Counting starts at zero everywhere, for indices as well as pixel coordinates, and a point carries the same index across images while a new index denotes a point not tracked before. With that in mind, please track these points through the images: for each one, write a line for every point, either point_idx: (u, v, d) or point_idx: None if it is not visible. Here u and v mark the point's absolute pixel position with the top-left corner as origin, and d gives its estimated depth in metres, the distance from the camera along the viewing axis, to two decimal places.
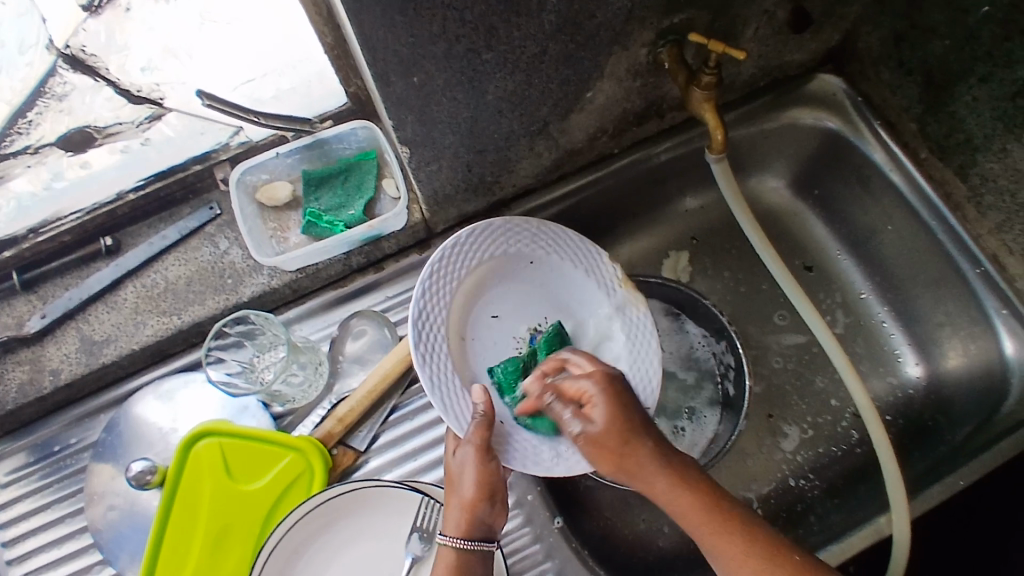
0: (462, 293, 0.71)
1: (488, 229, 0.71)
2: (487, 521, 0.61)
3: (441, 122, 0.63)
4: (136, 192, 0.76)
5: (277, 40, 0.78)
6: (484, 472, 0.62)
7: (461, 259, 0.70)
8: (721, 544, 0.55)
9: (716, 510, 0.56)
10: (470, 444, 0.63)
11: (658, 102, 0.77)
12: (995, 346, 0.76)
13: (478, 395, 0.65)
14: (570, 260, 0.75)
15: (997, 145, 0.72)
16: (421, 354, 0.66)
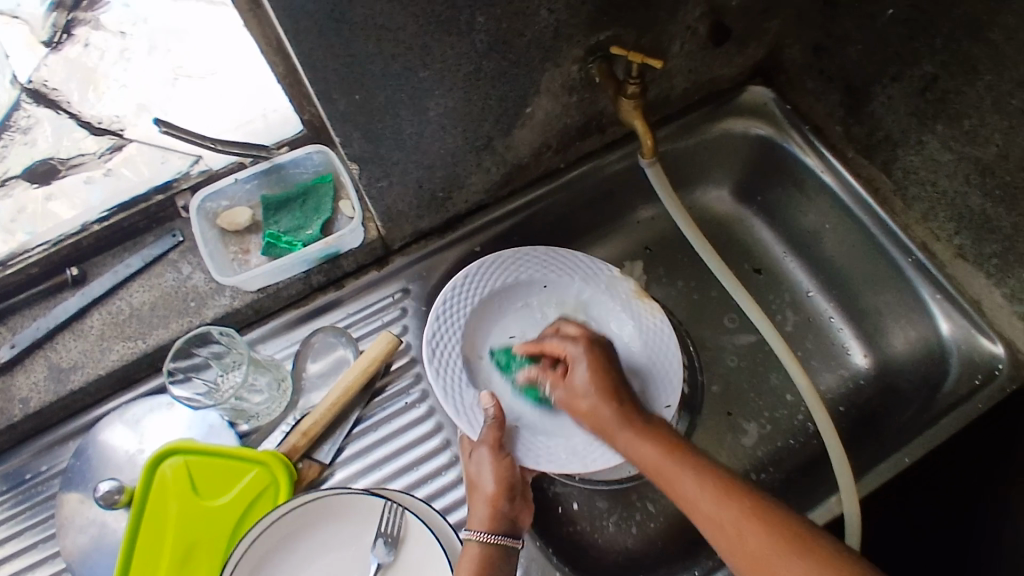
0: (478, 318, 0.79)
1: (499, 261, 0.80)
2: (510, 516, 0.66)
3: (387, 139, 0.65)
4: (101, 223, 0.78)
5: (235, 79, 0.84)
6: (501, 469, 0.68)
7: (474, 288, 0.79)
8: (701, 489, 0.59)
9: (697, 463, 0.61)
10: (484, 446, 0.70)
11: (598, 117, 0.81)
12: (932, 327, 0.82)
13: (487, 400, 0.71)
14: (581, 280, 0.81)
15: (914, 139, 0.78)
16: (432, 369, 0.74)
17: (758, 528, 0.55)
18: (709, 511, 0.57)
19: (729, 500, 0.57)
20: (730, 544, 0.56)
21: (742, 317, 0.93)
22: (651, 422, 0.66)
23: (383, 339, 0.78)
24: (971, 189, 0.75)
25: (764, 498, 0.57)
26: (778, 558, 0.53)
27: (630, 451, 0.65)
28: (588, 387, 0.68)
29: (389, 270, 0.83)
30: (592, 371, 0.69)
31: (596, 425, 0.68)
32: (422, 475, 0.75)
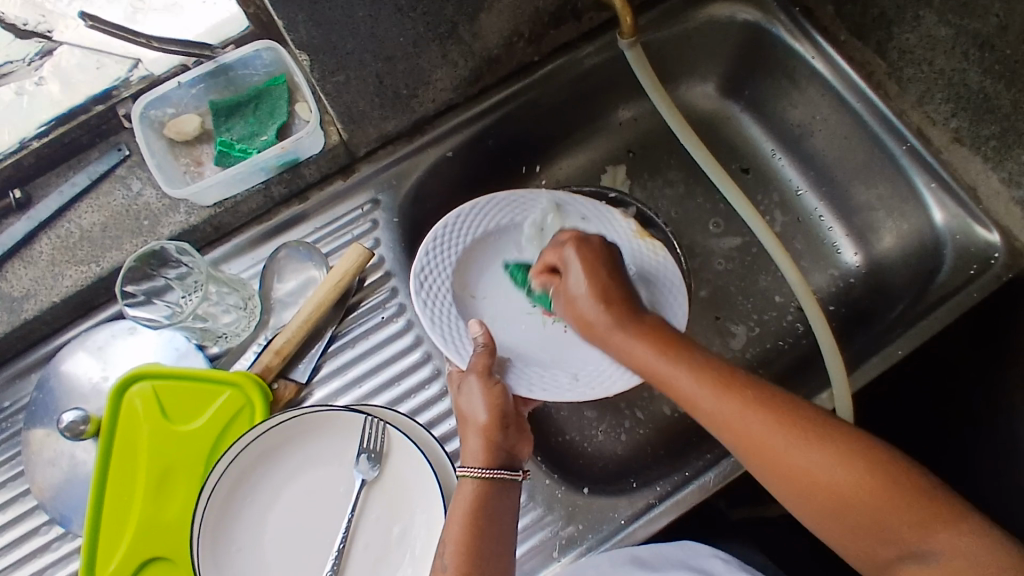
0: (470, 258, 0.75)
1: (493, 201, 0.76)
2: (505, 447, 0.62)
3: (338, 22, 0.59)
4: (40, 140, 0.72)
5: None
6: (492, 396, 0.63)
7: (466, 227, 0.75)
8: (697, 383, 0.58)
9: (695, 357, 0.60)
10: (473, 373, 0.65)
11: (572, 1, 0.74)
12: (926, 218, 0.78)
13: (476, 328, 0.68)
14: (584, 222, 0.76)
15: (909, 14, 0.72)
16: (420, 301, 0.70)
17: (760, 420, 0.55)
18: (711, 408, 0.57)
19: (728, 394, 0.56)
20: (734, 437, 0.56)
21: (730, 217, 0.90)
22: (644, 320, 0.64)
23: (354, 252, 0.73)
24: (970, 64, 0.70)
25: (761, 387, 0.57)
26: (787, 446, 0.53)
27: (623, 353, 0.64)
28: (579, 289, 0.65)
29: (356, 180, 0.78)
30: (587, 271, 0.65)
31: (588, 329, 0.66)
32: (404, 390, 0.73)
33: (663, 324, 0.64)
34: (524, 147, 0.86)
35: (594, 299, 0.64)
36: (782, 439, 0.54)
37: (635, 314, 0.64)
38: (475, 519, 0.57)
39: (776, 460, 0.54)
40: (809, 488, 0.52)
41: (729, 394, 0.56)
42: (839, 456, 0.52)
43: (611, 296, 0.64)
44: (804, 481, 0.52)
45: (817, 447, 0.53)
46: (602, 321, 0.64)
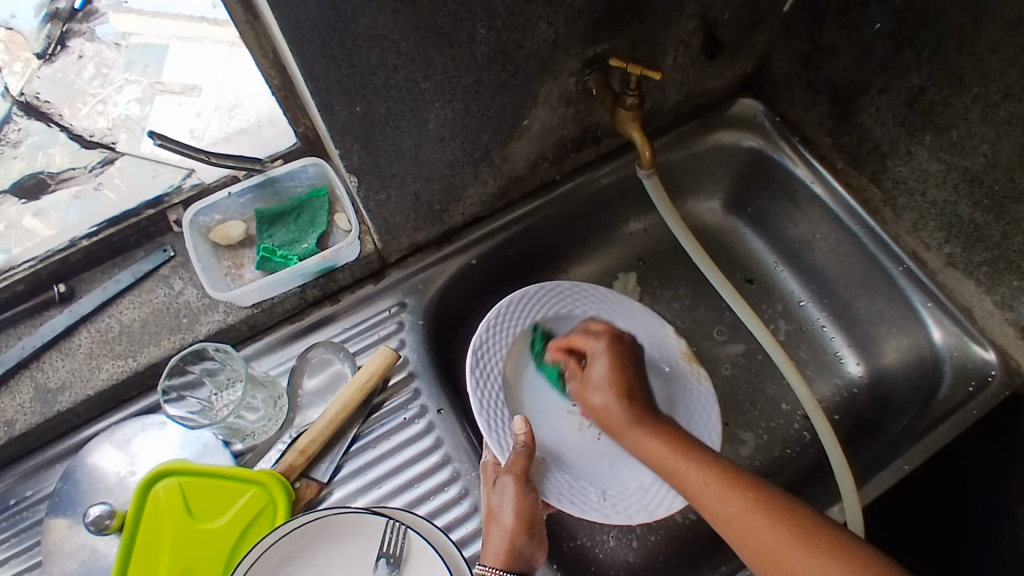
0: (525, 341, 0.79)
1: (556, 291, 0.81)
2: (525, 553, 0.64)
3: (387, 151, 0.65)
4: (90, 238, 0.76)
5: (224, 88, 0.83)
6: (524, 502, 0.66)
7: (526, 311, 0.79)
8: (705, 480, 0.61)
9: (706, 458, 0.63)
10: (510, 475, 0.67)
11: (593, 129, 0.81)
12: (925, 335, 0.82)
13: (520, 426, 0.69)
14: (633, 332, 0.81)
15: (903, 149, 0.79)
16: (473, 380, 0.74)
17: (763, 522, 0.56)
18: (715, 503, 0.59)
19: (732, 492, 0.59)
20: (737, 535, 0.58)
21: (736, 326, 0.93)
22: (661, 423, 0.68)
23: (382, 354, 0.77)
24: (959, 199, 0.76)
25: (767, 488, 0.59)
26: (788, 547, 0.55)
27: (638, 450, 0.68)
28: (602, 382, 0.71)
29: (385, 284, 0.82)
30: (610, 365, 0.71)
31: (605, 421, 0.70)
32: (423, 492, 0.74)
33: (683, 430, 0.68)
34: (542, 255, 0.91)
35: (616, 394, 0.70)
36: (785, 539, 0.55)
37: (653, 414, 0.69)
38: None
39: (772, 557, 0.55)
40: None
41: (734, 488, 0.59)
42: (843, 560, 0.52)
43: (631, 393, 0.70)
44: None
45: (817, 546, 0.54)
46: (618, 414, 0.69)
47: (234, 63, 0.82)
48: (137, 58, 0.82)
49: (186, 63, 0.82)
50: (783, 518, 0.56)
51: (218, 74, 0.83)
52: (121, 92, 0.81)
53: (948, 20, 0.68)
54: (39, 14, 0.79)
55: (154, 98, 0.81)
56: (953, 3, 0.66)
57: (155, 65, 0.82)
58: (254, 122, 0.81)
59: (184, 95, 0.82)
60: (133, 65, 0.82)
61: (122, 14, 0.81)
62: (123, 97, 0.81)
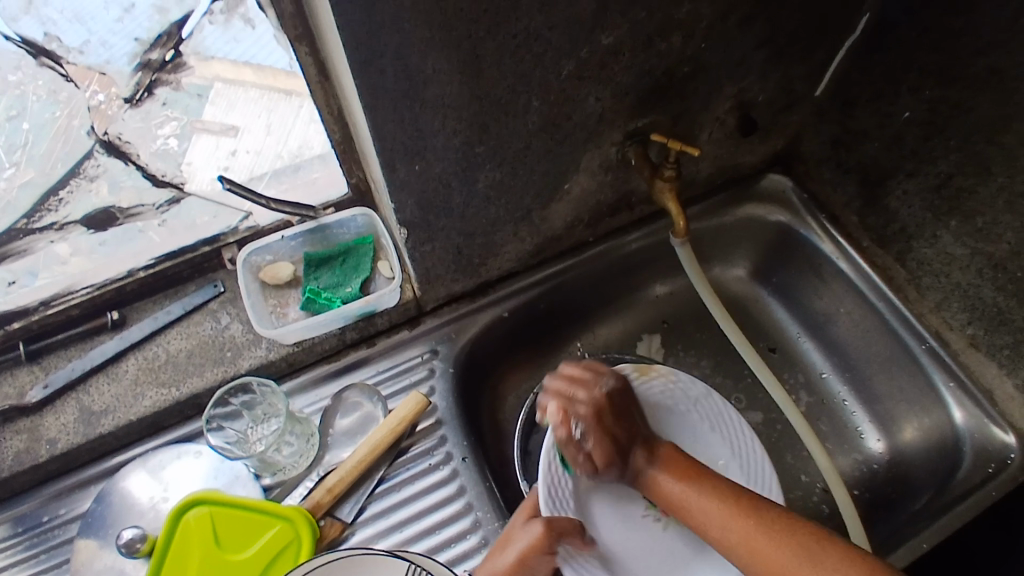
0: None
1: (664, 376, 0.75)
2: None
3: (437, 206, 0.69)
4: (146, 270, 0.80)
5: (286, 134, 0.83)
6: (533, 555, 0.62)
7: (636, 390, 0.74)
8: (712, 511, 0.62)
9: (714, 482, 0.64)
10: (542, 522, 0.64)
11: (628, 196, 0.85)
12: (946, 416, 0.83)
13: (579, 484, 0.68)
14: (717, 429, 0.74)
15: (928, 232, 0.82)
16: (545, 431, 0.70)
17: (774, 546, 0.58)
18: (720, 525, 0.61)
19: (739, 518, 0.60)
20: (743, 556, 0.60)
21: (756, 393, 0.94)
22: (665, 452, 0.67)
23: (412, 399, 0.79)
24: (983, 282, 0.79)
25: (768, 508, 0.61)
26: (801, 569, 0.57)
27: (642, 482, 0.67)
28: (600, 448, 0.66)
29: (419, 331, 0.85)
30: (597, 435, 0.66)
31: (618, 471, 0.68)
32: (445, 538, 0.75)
33: (682, 451, 0.68)
34: (571, 312, 0.93)
35: (625, 448, 0.67)
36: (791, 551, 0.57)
37: (650, 445, 0.68)
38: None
39: None
40: None
41: (742, 511, 0.61)
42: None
43: (627, 441, 0.67)
44: None
45: (826, 563, 0.56)
46: (636, 463, 0.67)
47: (277, 108, 0.81)
48: (181, 100, 0.78)
49: (229, 103, 0.81)
50: (786, 538, 0.58)
51: (258, 117, 0.82)
52: (161, 126, 0.78)
53: (977, 113, 0.72)
54: (131, 61, 0.73)
55: (192, 135, 0.80)
56: (978, 98, 0.71)
57: (197, 105, 0.79)
58: (293, 169, 0.84)
59: (222, 134, 0.81)
60: (174, 102, 0.78)
61: (200, 61, 0.75)
62: (163, 132, 0.79)
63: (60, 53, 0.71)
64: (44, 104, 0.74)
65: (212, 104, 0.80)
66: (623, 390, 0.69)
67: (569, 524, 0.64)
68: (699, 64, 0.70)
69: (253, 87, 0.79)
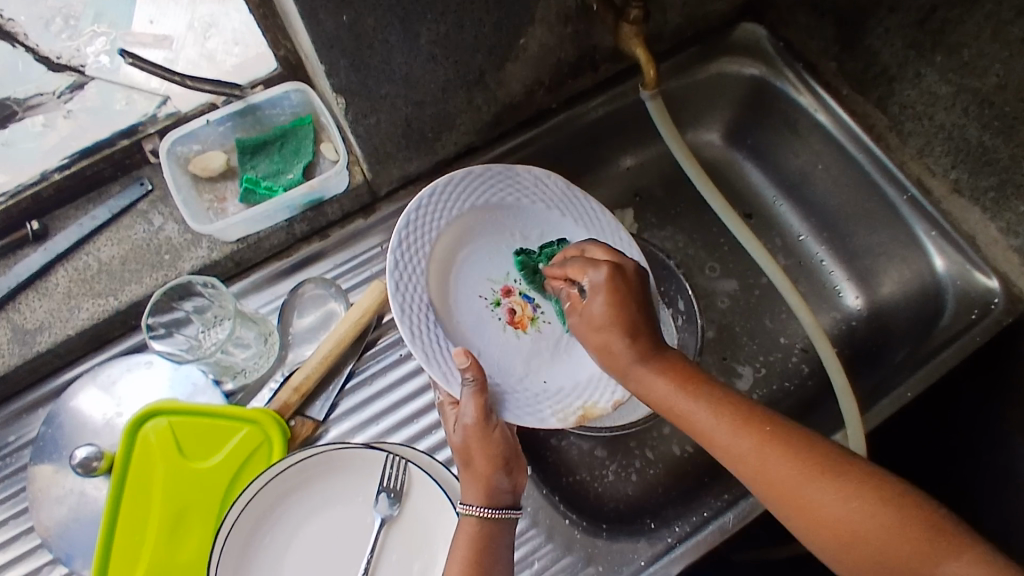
0: (445, 244, 0.72)
1: (471, 176, 0.73)
2: (510, 488, 0.61)
3: (376, 69, 0.61)
4: (62, 172, 0.72)
5: (220, 30, 0.77)
6: (490, 442, 0.61)
7: (443, 208, 0.71)
8: (716, 420, 0.58)
9: (717, 395, 0.59)
10: (472, 417, 0.62)
11: (591, 52, 0.77)
12: (927, 265, 0.80)
13: (461, 360, 0.62)
14: (506, 213, 0.75)
15: (912, 73, 0.77)
16: (392, 282, 0.66)
17: (785, 459, 0.55)
18: (727, 443, 0.57)
19: (749, 429, 0.57)
20: (753, 471, 0.56)
21: (731, 261, 0.91)
22: (667, 354, 0.62)
23: (376, 289, 0.74)
24: (969, 121, 0.74)
25: (780, 420, 0.58)
26: (819, 490, 0.54)
27: (646, 394, 0.62)
28: (601, 319, 0.62)
29: (375, 218, 0.79)
30: (609, 302, 0.62)
31: (604, 357, 0.63)
32: (424, 426, 0.73)
33: (687, 359, 0.63)
34: None
35: (619, 331, 0.62)
36: (822, 489, 0.54)
37: (656, 345, 0.62)
38: (477, 562, 0.58)
39: (803, 502, 0.54)
40: (831, 529, 0.53)
41: (752, 435, 0.57)
42: (853, 494, 0.53)
43: (637, 332, 0.62)
44: (830, 525, 0.53)
45: (851, 497, 0.53)
46: (620, 349, 0.62)
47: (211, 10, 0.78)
48: (106, 8, 0.76)
49: (158, 12, 0.77)
50: (806, 456, 0.55)
51: (186, 20, 0.78)
52: (90, 45, 0.76)
53: None
54: None
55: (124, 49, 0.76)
56: None
57: (126, 16, 0.77)
58: (223, 48, 0.77)
59: (156, 46, 0.77)
60: (101, 16, 0.76)
61: None
62: (94, 50, 0.76)
63: None
64: None
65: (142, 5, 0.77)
66: (643, 280, 0.65)
67: (470, 359, 0.62)
68: None
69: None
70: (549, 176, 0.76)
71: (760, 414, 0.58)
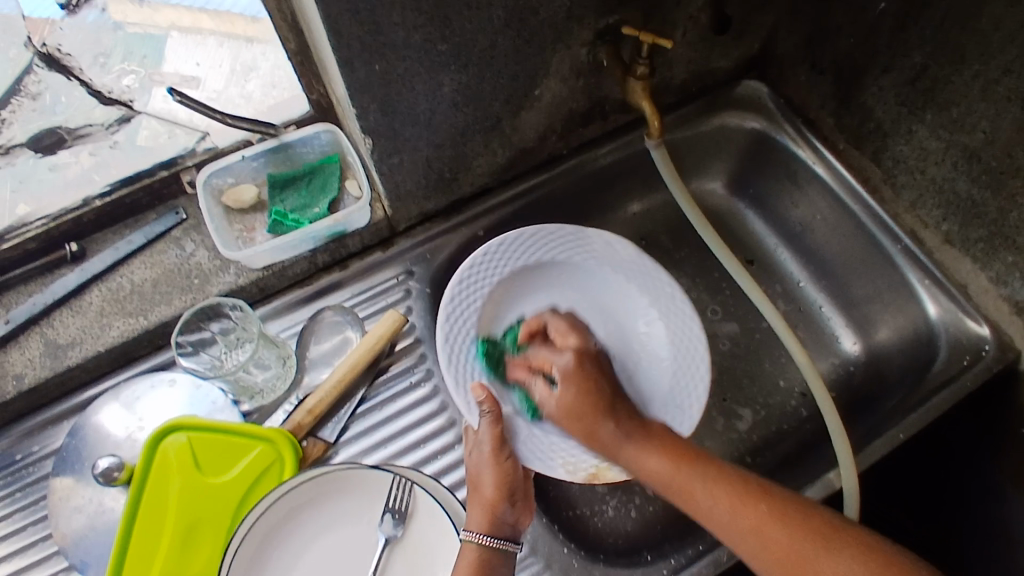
0: (504, 287, 0.78)
1: (546, 231, 0.78)
2: (511, 521, 0.63)
3: (401, 113, 0.67)
4: (103, 199, 0.77)
5: (255, 71, 0.83)
6: (500, 471, 0.65)
7: (504, 259, 0.77)
8: (716, 497, 0.58)
9: (709, 468, 0.60)
10: (486, 444, 0.66)
11: (601, 104, 0.82)
12: (920, 310, 0.83)
13: (479, 392, 0.67)
14: (585, 272, 0.79)
15: (904, 128, 0.81)
16: (444, 312, 0.74)
17: (785, 533, 0.55)
18: (729, 521, 0.57)
19: (749, 503, 0.57)
20: (752, 549, 0.56)
21: (733, 305, 0.94)
22: (653, 430, 0.63)
23: (389, 318, 0.78)
24: (958, 175, 0.78)
25: (778, 493, 0.58)
26: (823, 564, 0.54)
27: (662, 486, 0.60)
28: (579, 408, 0.64)
29: (393, 252, 0.83)
30: (575, 386, 0.65)
31: (592, 443, 0.64)
32: (430, 451, 0.75)
33: (672, 432, 0.64)
34: None
35: (600, 414, 0.63)
36: (828, 562, 0.54)
37: (641, 423, 0.64)
38: None
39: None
40: None
41: (749, 508, 0.57)
42: (857, 558, 0.53)
43: (616, 407, 0.64)
44: None
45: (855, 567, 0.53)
46: (608, 432, 0.63)
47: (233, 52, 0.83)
48: (134, 46, 0.81)
49: (186, 52, 0.83)
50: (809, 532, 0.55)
51: (221, 65, 0.83)
52: (121, 80, 0.81)
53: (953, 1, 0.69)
54: None
55: (152, 88, 0.81)
56: None
57: (155, 56, 0.82)
58: (261, 90, 0.83)
59: (183, 85, 0.81)
60: (131, 55, 0.81)
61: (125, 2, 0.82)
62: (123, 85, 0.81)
63: None
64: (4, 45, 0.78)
65: (172, 44, 0.83)
66: (606, 360, 0.70)
67: (486, 392, 0.66)
68: None
69: (213, 34, 0.83)
70: (624, 245, 0.78)
71: (763, 487, 0.58)
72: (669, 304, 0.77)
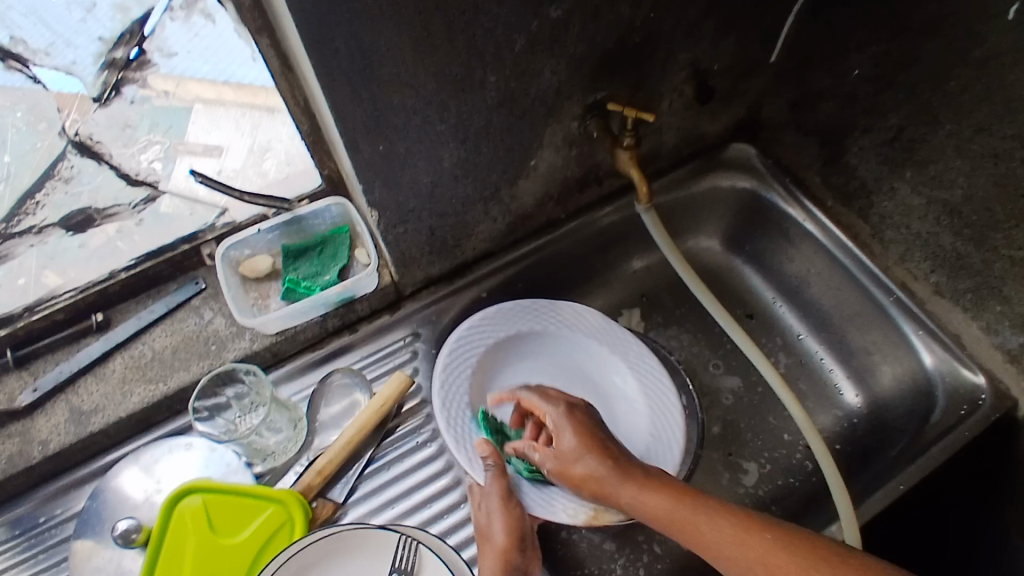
0: (494, 354, 0.84)
1: (520, 305, 0.86)
2: (522, 567, 0.70)
3: (405, 186, 0.72)
4: (128, 271, 0.82)
5: (271, 143, 0.88)
6: (509, 519, 0.71)
7: (494, 327, 0.84)
8: (718, 531, 0.60)
9: (712, 501, 0.62)
10: (494, 495, 0.73)
11: (595, 170, 0.87)
12: (917, 361, 0.84)
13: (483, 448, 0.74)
14: (564, 341, 0.87)
15: (886, 185, 0.86)
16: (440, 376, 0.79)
17: (789, 561, 0.57)
18: (732, 550, 0.59)
19: (750, 533, 0.59)
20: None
21: (734, 359, 0.96)
22: (643, 470, 0.67)
23: (396, 378, 0.80)
24: (942, 230, 0.82)
25: (776, 525, 0.60)
26: None
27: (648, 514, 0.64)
28: (573, 453, 0.68)
29: (400, 315, 0.87)
30: (573, 432, 0.69)
31: (577, 485, 0.68)
32: (436, 511, 0.77)
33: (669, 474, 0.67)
34: (550, 290, 0.95)
35: (588, 454, 0.67)
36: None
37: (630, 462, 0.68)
38: None
39: None
40: None
41: (751, 540, 0.59)
42: None
43: (609, 450, 0.68)
44: None
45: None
46: (590, 469, 0.67)
47: (258, 123, 0.87)
48: (158, 117, 0.85)
49: (210, 123, 0.88)
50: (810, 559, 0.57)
51: (239, 134, 0.88)
52: (144, 152, 0.86)
53: None
54: (97, 60, 0.80)
55: (175, 156, 0.87)
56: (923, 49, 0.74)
57: (178, 126, 0.86)
58: (276, 168, 0.88)
59: (206, 155, 0.88)
60: (156, 126, 0.85)
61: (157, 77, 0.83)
62: (147, 157, 0.86)
63: (27, 56, 0.78)
64: (26, 136, 0.83)
65: (194, 114, 0.87)
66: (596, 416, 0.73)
67: (491, 448, 0.74)
68: (651, 35, 0.72)
69: (234, 105, 0.87)
70: (592, 312, 0.87)
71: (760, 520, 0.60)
72: (645, 362, 0.85)
